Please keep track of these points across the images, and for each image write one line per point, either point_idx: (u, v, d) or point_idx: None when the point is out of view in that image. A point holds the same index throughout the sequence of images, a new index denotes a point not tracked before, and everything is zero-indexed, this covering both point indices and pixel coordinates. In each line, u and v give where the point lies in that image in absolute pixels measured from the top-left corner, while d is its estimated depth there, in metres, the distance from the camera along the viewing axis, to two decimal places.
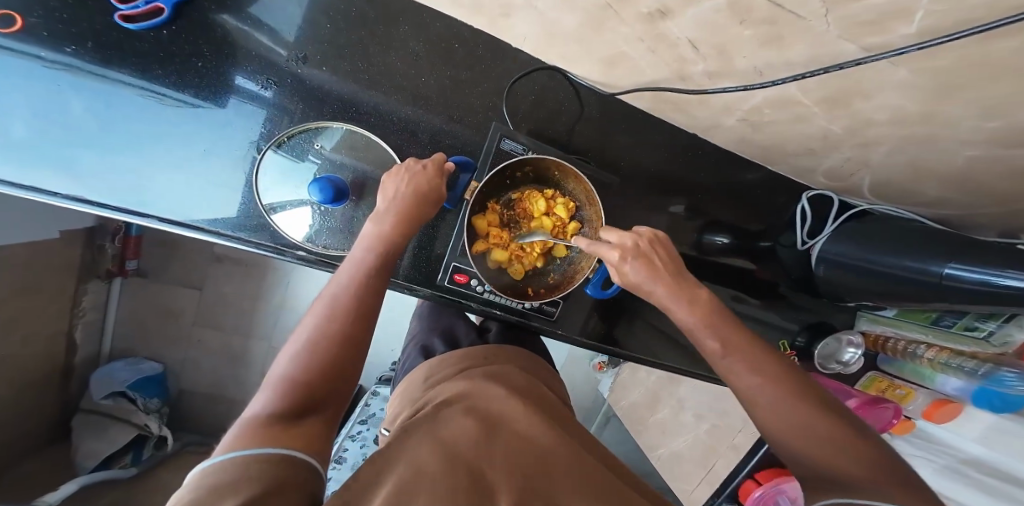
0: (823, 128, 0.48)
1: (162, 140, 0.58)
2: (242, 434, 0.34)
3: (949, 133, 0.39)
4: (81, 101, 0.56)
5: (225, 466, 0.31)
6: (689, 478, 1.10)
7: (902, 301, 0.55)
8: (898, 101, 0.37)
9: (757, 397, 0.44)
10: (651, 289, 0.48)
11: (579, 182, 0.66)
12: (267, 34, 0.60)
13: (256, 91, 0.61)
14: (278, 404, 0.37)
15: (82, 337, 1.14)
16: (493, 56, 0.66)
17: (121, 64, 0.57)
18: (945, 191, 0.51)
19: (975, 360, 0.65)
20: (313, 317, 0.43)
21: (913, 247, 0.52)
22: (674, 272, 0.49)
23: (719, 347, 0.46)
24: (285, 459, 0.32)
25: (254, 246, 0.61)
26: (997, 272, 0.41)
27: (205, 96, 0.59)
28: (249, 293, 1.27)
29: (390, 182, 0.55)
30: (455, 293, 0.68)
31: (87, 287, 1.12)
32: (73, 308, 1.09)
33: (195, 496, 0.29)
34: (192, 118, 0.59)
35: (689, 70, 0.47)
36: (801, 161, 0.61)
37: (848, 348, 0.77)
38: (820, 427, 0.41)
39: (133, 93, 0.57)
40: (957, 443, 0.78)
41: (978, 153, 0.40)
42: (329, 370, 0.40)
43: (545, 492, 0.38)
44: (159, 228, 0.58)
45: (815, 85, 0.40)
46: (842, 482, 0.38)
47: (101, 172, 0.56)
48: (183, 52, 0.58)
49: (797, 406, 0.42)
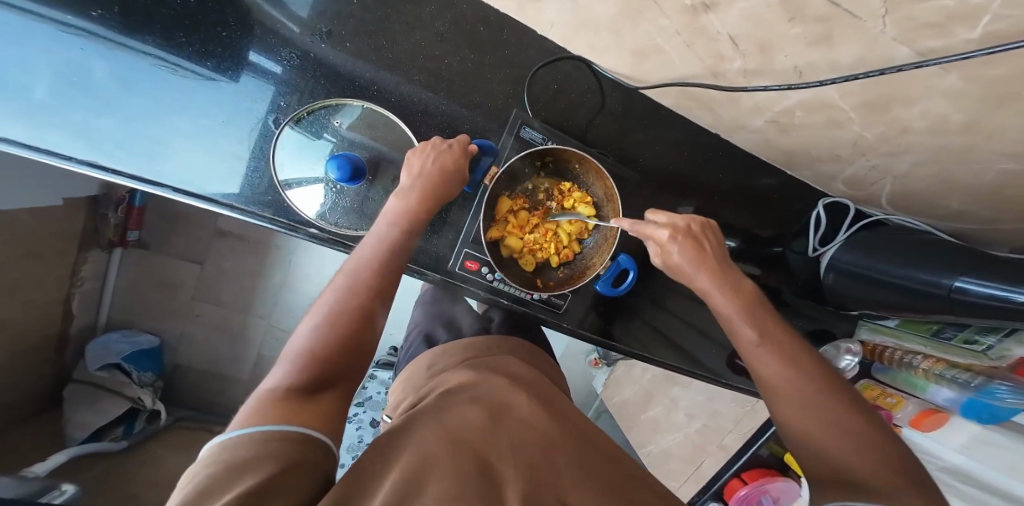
0: (856, 134, 0.48)
1: (180, 111, 0.56)
2: (257, 407, 0.34)
3: (986, 144, 0.40)
4: (100, 67, 0.54)
5: (242, 441, 0.31)
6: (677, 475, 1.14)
7: (908, 312, 0.56)
8: (943, 109, 0.38)
9: (784, 389, 0.44)
10: (693, 273, 0.50)
11: (601, 178, 0.66)
12: (287, 7, 0.58)
13: (270, 67, 0.59)
14: (297, 378, 0.36)
15: (79, 306, 1.12)
16: (518, 42, 0.65)
17: (145, 31, 0.55)
18: (967, 204, 0.51)
19: (969, 372, 0.66)
20: (334, 290, 0.43)
21: (927, 260, 0.52)
22: (721, 261, 0.51)
23: (757, 336, 0.47)
24: (301, 438, 0.32)
25: (267, 222, 0.59)
26: (1009, 288, 0.42)
27: (226, 68, 0.58)
28: (250, 271, 1.26)
29: (415, 158, 0.55)
30: (465, 280, 0.68)
31: (87, 256, 1.09)
32: (72, 277, 1.06)
33: (211, 474, 0.29)
34: (211, 91, 0.57)
35: (724, 67, 0.47)
36: (823, 167, 0.61)
37: (846, 356, 0.78)
38: (854, 427, 0.41)
39: (152, 62, 0.55)
40: (940, 452, 0.79)
41: (1012, 166, 0.41)
42: (348, 344, 0.40)
43: (553, 489, 0.37)
44: (172, 198, 0.56)
45: (858, 89, 0.40)
46: (856, 482, 0.38)
47: (116, 141, 0.54)
48: (208, 21, 0.57)
49: (824, 400, 0.42)
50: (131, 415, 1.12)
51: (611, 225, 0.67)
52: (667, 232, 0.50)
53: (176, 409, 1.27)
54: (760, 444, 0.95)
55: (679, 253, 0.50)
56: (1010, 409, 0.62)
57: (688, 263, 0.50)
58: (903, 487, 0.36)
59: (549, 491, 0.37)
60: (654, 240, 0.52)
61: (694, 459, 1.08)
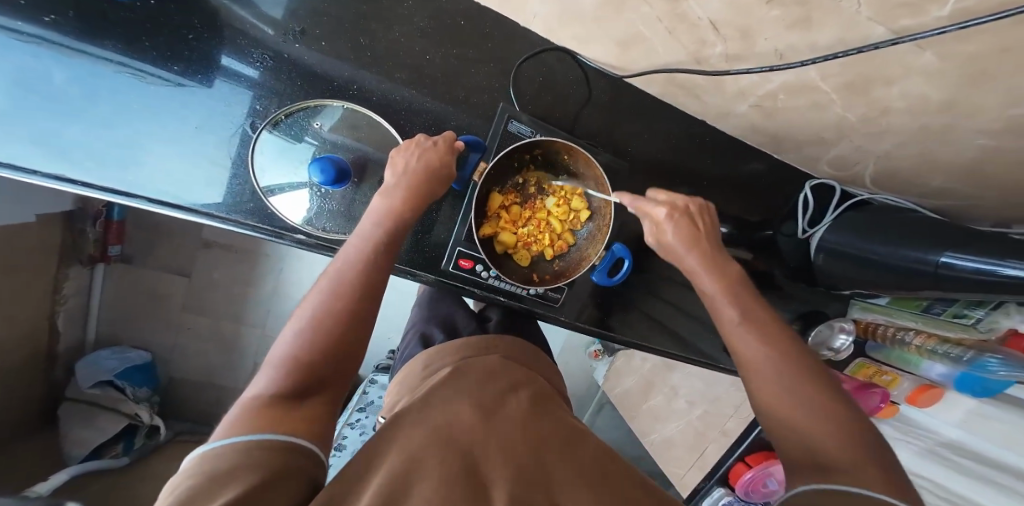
0: (838, 116, 0.48)
1: (150, 119, 0.56)
2: (241, 416, 0.34)
3: (962, 123, 0.40)
4: (58, 74, 0.53)
5: (225, 451, 0.31)
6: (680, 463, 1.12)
7: (897, 290, 0.57)
8: (920, 88, 0.38)
9: (761, 368, 0.44)
10: (685, 252, 0.52)
11: (589, 165, 0.65)
12: (257, 8, 0.57)
13: (243, 69, 0.58)
14: (280, 384, 0.36)
15: (65, 323, 1.11)
16: (501, 35, 0.65)
17: (105, 35, 0.54)
18: (948, 182, 0.52)
19: (960, 346, 0.67)
20: (318, 293, 0.42)
21: (915, 237, 0.52)
22: (713, 243, 0.53)
23: (738, 316, 0.47)
24: (285, 446, 0.32)
25: (250, 230, 0.59)
26: (998, 262, 0.42)
27: (193, 73, 0.57)
28: (241, 279, 1.25)
29: (400, 157, 0.54)
30: (459, 278, 0.68)
31: (68, 272, 1.08)
32: (53, 294, 1.05)
33: (192, 485, 0.28)
34: (180, 96, 0.57)
35: (707, 52, 0.47)
36: (807, 150, 0.61)
37: (840, 335, 0.78)
38: (825, 406, 0.40)
39: (114, 68, 0.55)
40: (934, 426, 0.81)
41: (989, 142, 0.41)
42: (333, 347, 0.40)
43: (544, 489, 0.36)
44: (149, 210, 0.55)
45: (837, 69, 0.40)
46: (822, 461, 0.37)
47: (85, 152, 0.53)
48: (172, 23, 0.56)
49: (801, 384, 0.42)
50: (129, 431, 1.11)
51: (604, 214, 0.67)
52: (664, 210, 0.53)
53: (174, 423, 1.26)
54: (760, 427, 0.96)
55: (673, 231, 0.52)
56: (1001, 382, 0.64)
57: (680, 240, 0.52)
58: (869, 468, 0.35)
59: (538, 490, 0.36)
60: (651, 218, 0.55)
61: (696, 447, 1.08)
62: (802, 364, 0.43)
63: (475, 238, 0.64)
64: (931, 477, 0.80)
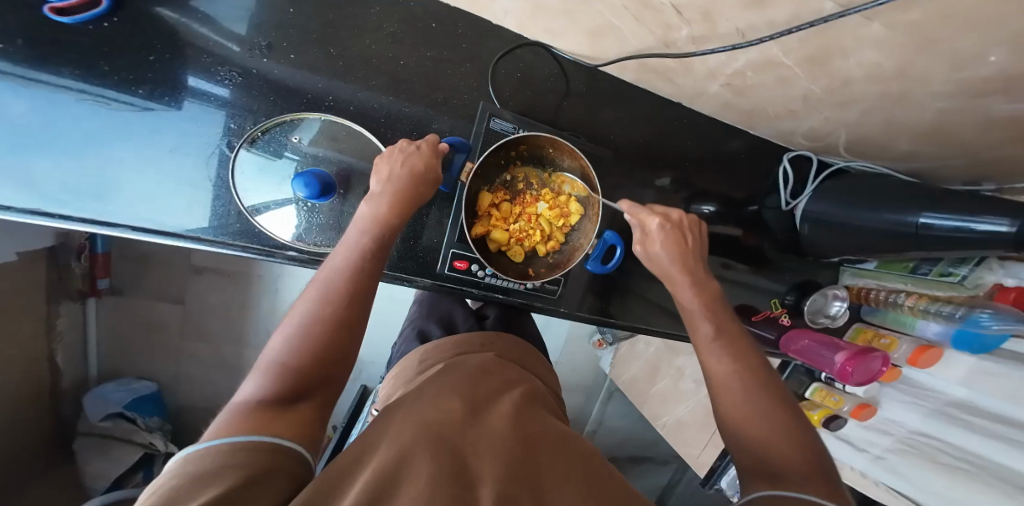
0: (805, 89, 0.49)
1: (120, 146, 0.56)
2: (230, 420, 0.35)
3: (920, 88, 0.41)
4: (17, 107, 0.52)
5: (210, 452, 0.31)
6: (695, 443, 1.11)
7: (882, 253, 0.57)
8: (876, 57, 0.38)
9: (727, 380, 0.47)
10: (671, 263, 0.55)
11: (574, 158, 0.67)
12: (217, 24, 0.57)
13: (211, 89, 0.58)
14: (268, 391, 0.37)
15: (65, 361, 1.12)
16: (473, 34, 0.65)
17: (60, 61, 0.53)
18: (917, 144, 0.53)
19: (952, 304, 0.66)
20: (307, 301, 0.43)
21: (892, 201, 0.54)
22: (698, 255, 0.56)
23: (713, 331, 0.51)
24: (272, 448, 0.33)
25: (240, 250, 0.61)
26: (972, 218, 0.45)
27: (160, 95, 0.57)
28: (238, 300, 1.25)
29: (384, 164, 0.55)
30: (456, 279, 0.69)
31: (59, 309, 1.08)
32: (49, 332, 1.05)
33: (176, 485, 0.28)
34: (147, 120, 0.56)
35: (674, 36, 0.48)
36: (781, 124, 0.62)
37: (836, 302, 0.82)
38: (783, 421, 0.44)
39: (76, 96, 0.54)
40: (943, 387, 0.73)
41: (947, 105, 0.42)
42: (323, 355, 0.41)
43: (534, 489, 0.33)
44: (131, 237, 0.57)
45: (796, 44, 0.41)
46: (778, 471, 0.40)
47: (62, 186, 0.54)
48: (132, 47, 0.55)
49: (763, 400, 0.45)
50: (148, 460, 1.13)
51: (593, 204, 0.68)
52: (657, 221, 0.56)
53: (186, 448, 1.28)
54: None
55: (660, 242, 0.55)
56: (997, 336, 0.62)
57: (668, 250, 0.55)
58: (818, 479, 0.39)
59: (528, 488, 0.33)
60: (644, 227, 0.57)
61: (705, 426, 1.08)
62: (767, 384, 0.47)
63: (468, 238, 0.66)
64: (947, 439, 0.71)
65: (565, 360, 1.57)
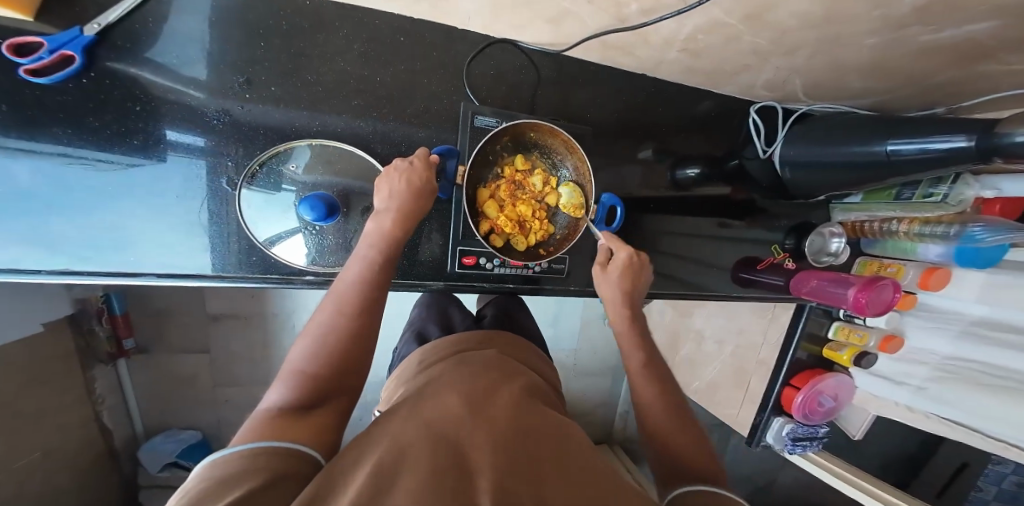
0: (753, 43, 0.51)
1: (124, 197, 0.60)
2: (257, 424, 0.39)
3: (851, 28, 0.44)
4: (19, 172, 0.55)
5: (237, 456, 0.34)
6: (732, 403, 1.13)
7: (862, 184, 0.60)
8: (804, 7, 0.41)
9: (649, 398, 0.55)
10: (616, 284, 0.63)
11: (556, 136, 0.70)
12: (178, 71, 0.60)
13: (191, 140, 0.62)
14: (290, 398, 0.42)
15: (113, 420, 1.20)
16: (441, 42, 0.68)
17: (50, 121, 0.56)
18: (871, 77, 0.55)
19: (944, 224, 0.69)
20: (325, 313, 0.48)
21: (862, 134, 0.56)
22: (636, 293, 0.64)
23: (643, 358, 0.58)
24: (292, 451, 0.36)
25: (263, 282, 0.67)
26: (933, 138, 0.47)
27: (150, 145, 0.60)
28: (261, 336, 1.31)
29: (384, 182, 0.58)
30: (467, 277, 0.74)
31: (93, 373, 1.13)
32: (90, 395, 1.12)
33: (206, 486, 0.32)
34: (141, 173, 0.60)
35: (625, 12, 0.50)
36: (742, 79, 0.64)
37: (833, 239, 0.84)
38: (694, 432, 0.52)
39: (65, 158, 0.57)
40: (961, 307, 0.76)
41: (878, 39, 0.45)
42: (337, 365, 0.46)
43: (530, 480, 0.35)
44: (155, 283, 0.62)
45: (734, 4, 0.43)
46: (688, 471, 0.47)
47: (77, 244, 0.58)
48: (114, 98, 0.58)
49: (673, 415, 0.53)
50: None
51: (584, 173, 0.71)
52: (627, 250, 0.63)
53: None
54: (796, 346, 0.95)
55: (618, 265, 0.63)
56: (995, 246, 0.64)
57: (618, 275, 0.63)
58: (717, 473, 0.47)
59: (526, 480, 0.35)
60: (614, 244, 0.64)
61: (737, 383, 1.12)
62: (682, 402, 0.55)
63: (477, 236, 0.69)
64: (982, 359, 0.73)
65: (586, 345, 1.60)
